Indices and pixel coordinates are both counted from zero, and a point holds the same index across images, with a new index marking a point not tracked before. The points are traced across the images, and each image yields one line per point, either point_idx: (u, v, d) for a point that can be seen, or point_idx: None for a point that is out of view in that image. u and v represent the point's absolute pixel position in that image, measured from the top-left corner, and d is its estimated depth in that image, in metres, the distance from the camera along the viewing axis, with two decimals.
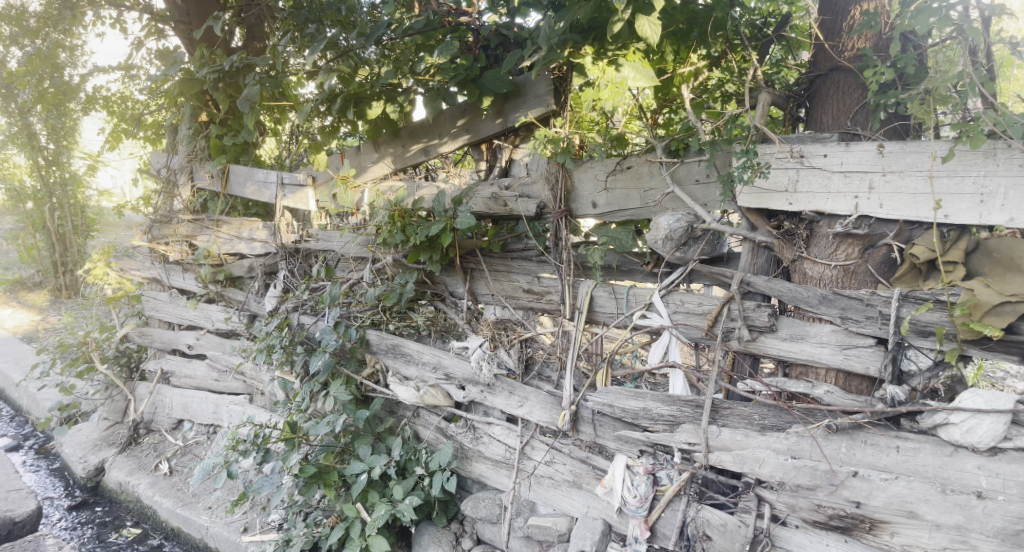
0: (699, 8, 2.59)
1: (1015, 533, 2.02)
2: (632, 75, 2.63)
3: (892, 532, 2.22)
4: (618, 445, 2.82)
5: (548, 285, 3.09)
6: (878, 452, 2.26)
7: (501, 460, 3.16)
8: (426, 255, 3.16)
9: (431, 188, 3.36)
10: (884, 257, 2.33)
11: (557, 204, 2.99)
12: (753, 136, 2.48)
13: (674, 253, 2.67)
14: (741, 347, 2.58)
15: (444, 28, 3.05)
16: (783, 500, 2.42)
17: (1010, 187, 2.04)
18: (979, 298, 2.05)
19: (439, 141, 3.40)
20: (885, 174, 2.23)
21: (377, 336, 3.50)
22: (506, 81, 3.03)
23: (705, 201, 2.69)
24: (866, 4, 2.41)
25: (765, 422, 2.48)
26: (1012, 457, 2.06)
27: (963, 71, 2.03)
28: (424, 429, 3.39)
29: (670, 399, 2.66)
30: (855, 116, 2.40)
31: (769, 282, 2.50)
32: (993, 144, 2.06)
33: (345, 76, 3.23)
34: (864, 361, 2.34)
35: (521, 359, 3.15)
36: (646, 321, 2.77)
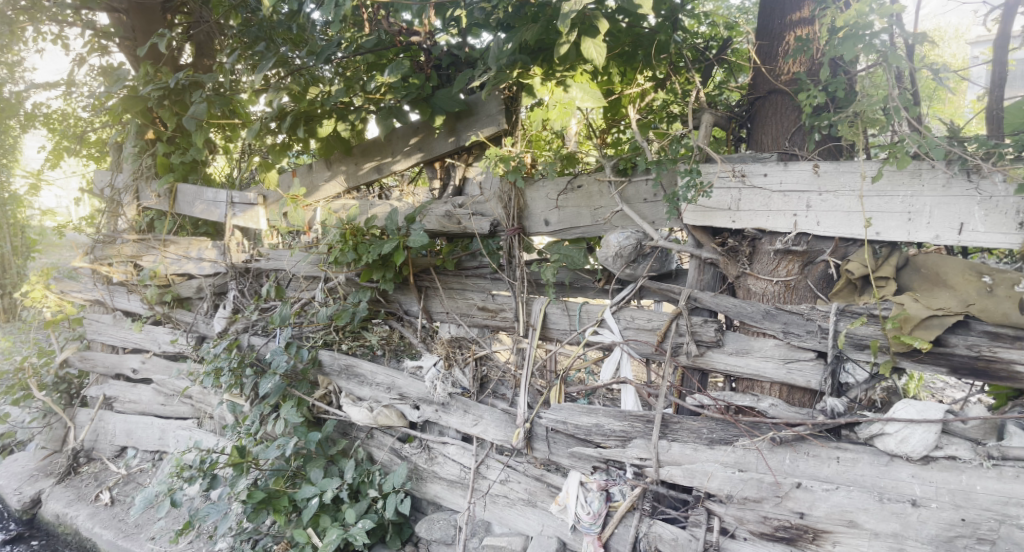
0: (644, 30, 2.67)
1: (948, 539, 2.09)
2: (580, 96, 2.70)
3: (834, 542, 2.28)
4: (571, 462, 2.84)
5: (502, 302, 3.10)
6: (820, 463, 2.32)
7: (455, 480, 3.13)
8: (378, 274, 3.11)
9: (384, 206, 3.35)
10: (822, 273, 2.42)
11: (510, 221, 3.00)
12: (696, 156, 2.55)
13: (624, 269, 2.72)
14: (689, 362, 2.63)
15: (396, 47, 3.04)
16: (731, 513, 2.46)
17: (935, 206, 2.13)
18: (909, 312, 2.12)
19: (391, 159, 3.39)
20: (821, 193, 2.31)
21: (330, 357, 3.45)
22: (457, 101, 3.04)
23: (653, 219, 2.74)
24: (799, 29, 2.49)
25: (713, 435, 2.52)
26: (943, 465, 2.13)
27: (889, 95, 2.13)
28: (378, 450, 3.35)
29: (621, 415, 2.69)
30: (793, 137, 2.48)
31: (716, 298, 2.55)
32: (919, 164, 2.15)
33: (295, 93, 3.17)
34: (806, 375, 2.41)
35: (476, 378, 3.15)
36: (598, 337, 2.81)
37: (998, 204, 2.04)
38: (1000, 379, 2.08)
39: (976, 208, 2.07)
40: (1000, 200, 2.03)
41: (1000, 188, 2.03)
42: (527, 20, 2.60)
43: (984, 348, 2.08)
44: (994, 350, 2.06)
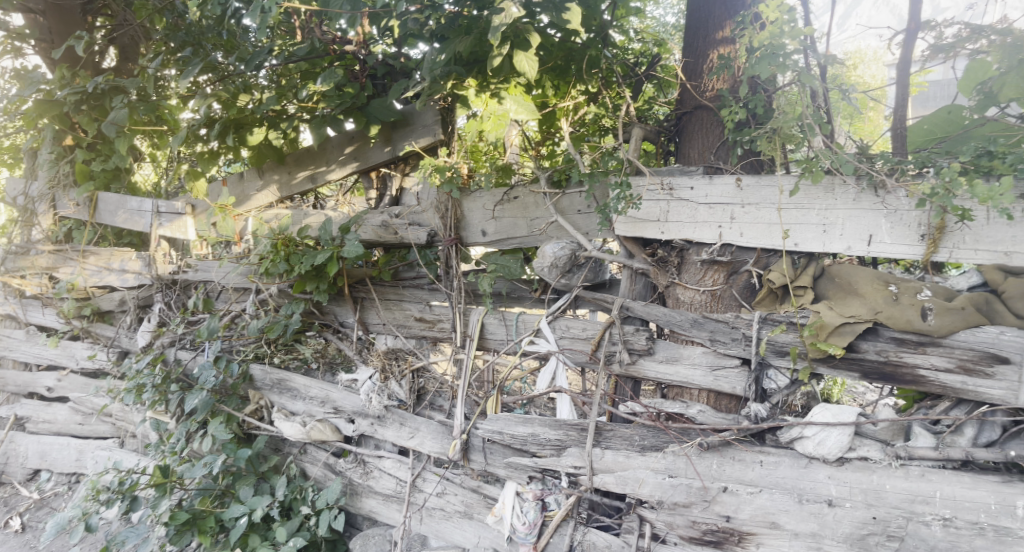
0: (576, 44, 2.73)
1: (861, 537, 2.19)
2: (514, 108, 2.71)
3: (758, 543, 2.35)
4: (508, 472, 2.82)
5: (439, 313, 3.09)
6: (745, 467, 2.39)
7: (391, 494, 3.09)
8: (312, 285, 3.06)
9: (318, 216, 3.29)
10: (746, 283, 2.50)
11: (447, 232, 3.00)
12: (627, 169, 2.61)
13: (559, 279, 2.75)
14: (622, 370, 2.67)
15: (330, 55, 2.97)
16: (662, 519, 2.51)
17: (847, 218, 2.23)
18: (824, 319, 2.21)
19: (326, 168, 3.34)
20: (743, 206, 2.40)
21: (262, 371, 3.37)
22: (393, 111, 3.03)
23: (586, 230, 2.79)
24: (721, 48, 2.58)
25: (645, 442, 2.56)
26: (856, 466, 2.23)
27: (804, 113, 2.23)
28: (311, 466, 3.27)
29: (556, 424, 2.71)
30: (717, 151, 2.57)
31: (647, 307, 2.61)
32: (832, 180, 2.25)
33: (224, 100, 3.05)
34: (731, 382, 2.48)
35: (413, 390, 3.11)
36: (534, 347, 2.82)
37: (902, 217, 2.14)
38: (906, 383, 2.18)
39: (883, 220, 2.18)
40: (904, 213, 2.14)
41: (904, 202, 2.14)
42: (460, 30, 2.58)
43: (891, 352, 2.18)
44: (901, 355, 2.17)
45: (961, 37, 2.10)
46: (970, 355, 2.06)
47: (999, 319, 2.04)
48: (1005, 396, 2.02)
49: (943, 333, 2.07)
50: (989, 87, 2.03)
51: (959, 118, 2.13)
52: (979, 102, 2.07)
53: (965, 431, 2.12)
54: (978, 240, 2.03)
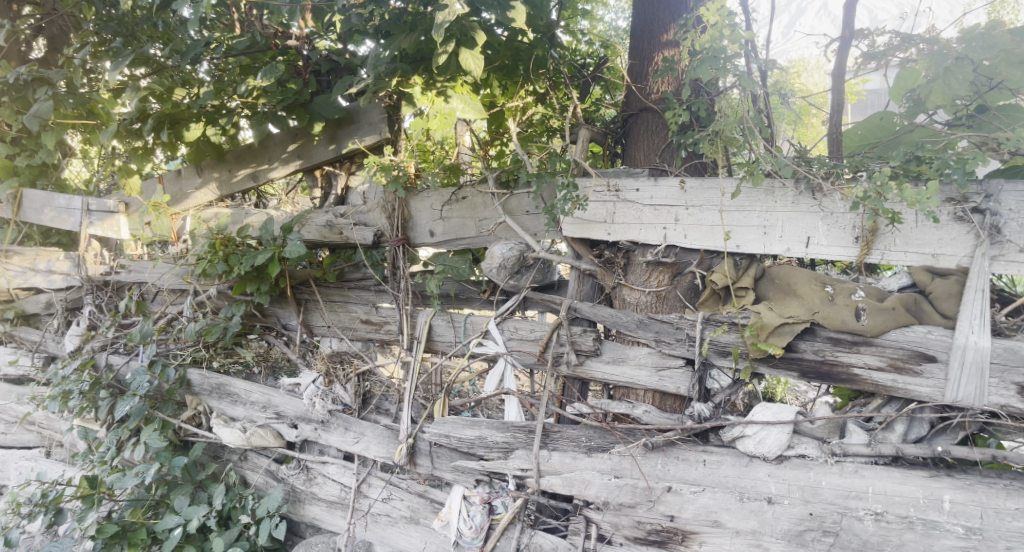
0: (523, 44, 2.72)
1: (799, 533, 2.22)
2: (461, 107, 2.57)
3: (701, 542, 2.36)
4: (455, 476, 2.78)
5: (386, 315, 3.03)
6: (689, 466, 2.41)
7: (335, 500, 3.02)
8: (252, 287, 2.97)
9: (260, 215, 3.21)
10: (690, 284, 2.52)
11: (394, 232, 2.94)
12: (573, 170, 2.60)
13: (508, 280, 2.73)
14: (569, 371, 2.67)
15: (271, 50, 2.87)
16: (607, 520, 2.51)
17: (786, 221, 2.27)
18: (764, 320, 2.24)
19: (268, 166, 3.25)
20: (688, 208, 2.42)
21: (200, 376, 3.29)
22: (337, 108, 2.95)
23: (534, 231, 2.78)
24: (666, 51, 2.60)
25: (591, 443, 2.56)
26: (794, 463, 2.27)
27: (745, 117, 2.26)
28: (252, 473, 3.19)
29: (504, 426, 2.69)
30: (662, 153, 2.58)
31: (594, 308, 2.61)
32: (772, 183, 2.28)
33: (158, 94, 2.92)
34: (676, 382, 2.50)
35: (359, 394, 3.04)
36: (482, 349, 2.80)
37: (838, 219, 2.19)
38: (842, 382, 2.22)
39: (820, 222, 2.22)
40: (839, 216, 2.19)
41: (840, 205, 2.19)
42: (405, 27, 2.51)
43: (828, 352, 2.23)
44: (837, 354, 2.21)
45: (892, 45, 2.15)
46: (901, 354, 2.12)
47: (927, 320, 2.11)
48: (932, 393, 2.09)
49: (876, 332, 2.13)
50: (917, 94, 2.12)
51: (890, 124, 2.20)
52: (909, 108, 2.16)
53: (895, 428, 2.17)
54: (907, 242, 2.10)
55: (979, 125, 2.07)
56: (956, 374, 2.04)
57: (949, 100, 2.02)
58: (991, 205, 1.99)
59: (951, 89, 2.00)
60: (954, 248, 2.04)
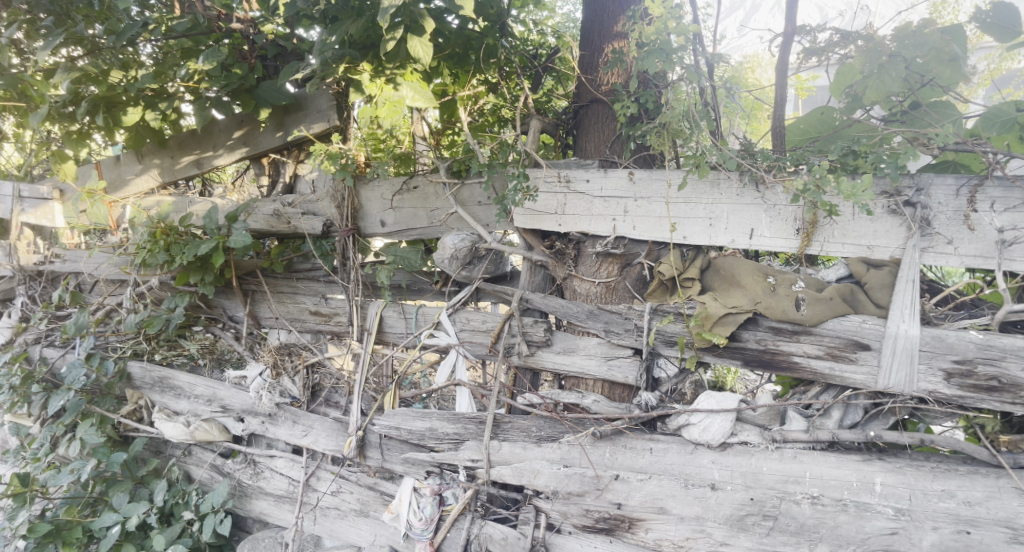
0: (474, 32, 2.66)
1: (740, 518, 2.28)
2: (410, 95, 2.53)
3: (647, 528, 2.40)
4: (405, 468, 2.76)
5: (336, 306, 2.99)
6: (636, 455, 2.44)
7: (283, 494, 2.98)
8: (196, 277, 2.88)
9: (204, 204, 3.14)
10: (638, 275, 2.56)
11: (343, 222, 2.90)
12: (524, 161, 2.59)
13: (460, 271, 2.72)
14: (521, 362, 2.67)
15: (214, 33, 2.73)
16: (557, 509, 2.52)
17: (731, 213, 2.31)
18: (709, 310, 2.28)
19: (213, 153, 3.15)
20: (636, 199, 2.44)
21: (141, 369, 3.18)
22: (284, 94, 2.87)
23: (487, 221, 2.76)
24: (616, 42, 2.60)
25: (541, 433, 2.57)
26: (737, 450, 2.32)
27: (691, 110, 2.28)
28: (196, 468, 3.12)
29: (455, 418, 2.67)
30: (612, 145, 2.60)
31: (545, 299, 2.61)
32: (718, 174, 2.32)
33: (92, 75, 2.79)
34: (624, 371, 2.54)
35: (307, 386, 2.99)
36: (434, 340, 2.78)
37: (780, 212, 2.24)
38: (782, 370, 2.27)
39: (763, 214, 2.27)
40: (782, 208, 2.24)
41: (782, 198, 2.24)
42: (352, 13, 2.45)
43: (770, 342, 2.27)
44: (778, 344, 2.26)
45: (832, 42, 2.20)
46: (838, 342, 2.18)
47: (862, 309, 2.16)
48: (866, 380, 2.15)
49: (813, 322, 2.18)
50: (855, 89, 2.18)
51: (831, 119, 2.26)
52: (848, 103, 2.21)
53: (832, 414, 2.24)
54: (845, 234, 2.16)
55: (912, 120, 2.14)
56: (889, 360, 2.10)
57: (883, 95, 2.11)
58: (921, 198, 2.06)
59: (885, 84, 2.09)
60: (888, 239, 2.11)
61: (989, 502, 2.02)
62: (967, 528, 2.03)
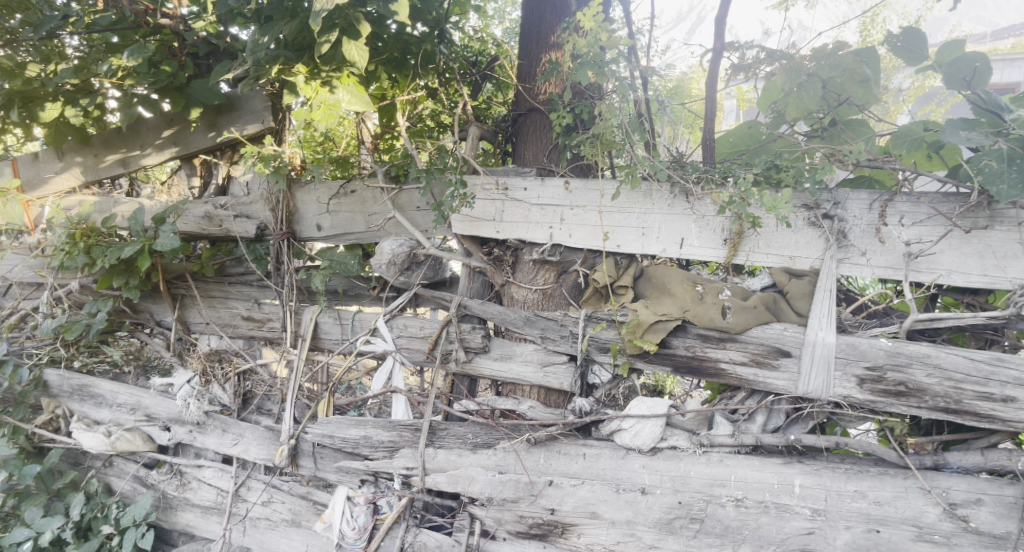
0: (413, 37, 2.65)
1: (668, 521, 2.33)
2: (346, 99, 2.47)
3: (579, 533, 2.43)
4: (338, 477, 2.72)
5: (269, 312, 2.92)
6: (570, 460, 2.46)
7: (210, 506, 2.89)
8: (120, 281, 2.77)
9: (131, 204, 3.04)
10: (574, 282, 2.59)
11: (278, 225, 2.85)
12: (462, 167, 2.60)
13: (398, 277, 2.69)
14: (458, 368, 2.66)
15: (142, 28, 2.66)
16: (491, 515, 2.52)
17: (663, 223, 2.36)
18: (640, 317, 2.32)
19: (140, 152, 3.04)
20: (572, 208, 2.47)
21: (59, 377, 3.06)
22: (216, 94, 2.80)
23: (425, 227, 2.75)
24: (553, 53, 2.64)
25: (477, 440, 2.56)
26: (666, 455, 2.37)
27: (620, 120, 2.33)
28: (117, 480, 3.01)
29: (390, 425, 2.64)
30: (550, 154, 2.63)
31: (483, 305, 2.61)
32: (649, 186, 2.37)
33: (6, 68, 2.67)
34: (559, 377, 2.55)
35: (238, 394, 2.91)
36: (370, 347, 2.73)
37: (709, 222, 2.30)
38: (710, 376, 2.33)
39: (693, 225, 2.33)
40: (710, 219, 2.30)
41: (710, 209, 2.30)
42: (286, 14, 2.40)
43: (698, 348, 2.33)
44: (705, 350, 2.32)
45: (759, 59, 2.28)
46: (762, 349, 2.25)
47: (784, 317, 2.24)
48: (788, 386, 2.23)
49: (740, 329, 2.25)
50: (779, 106, 2.29)
51: (757, 133, 2.34)
52: (773, 119, 2.32)
53: (757, 419, 2.30)
54: (769, 245, 2.25)
55: (831, 137, 2.24)
56: (808, 367, 2.18)
57: (803, 113, 2.23)
58: (839, 211, 2.16)
59: (804, 102, 2.21)
60: (808, 250, 2.21)
61: (897, 502, 2.12)
62: (877, 527, 2.13)
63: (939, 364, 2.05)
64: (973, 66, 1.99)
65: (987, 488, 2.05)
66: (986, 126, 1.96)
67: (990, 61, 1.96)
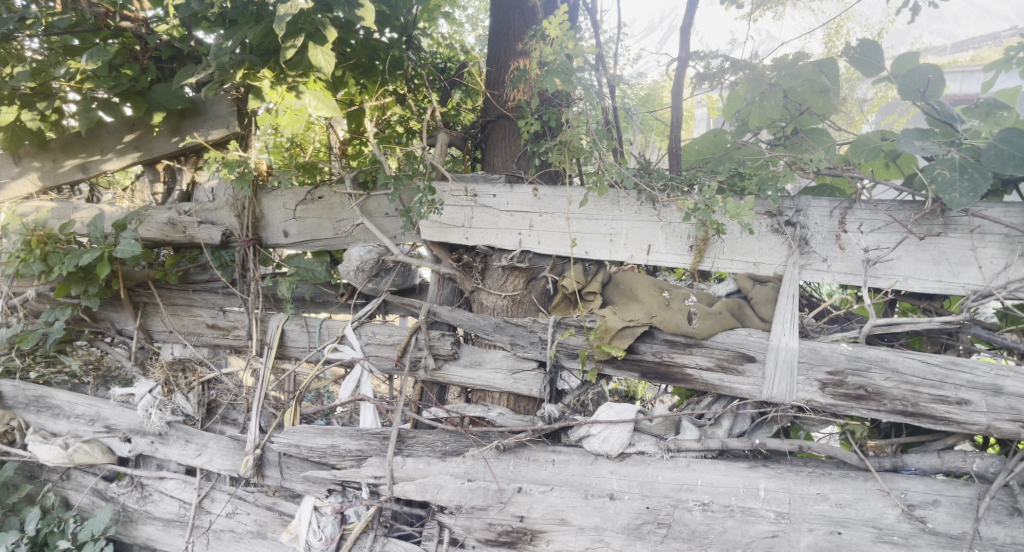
0: (381, 42, 2.65)
1: (636, 526, 2.34)
2: (313, 103, 2.43)
3: (548, 540, 2.42)
4: (305, 486, 2.68)
5: (234, 319, 2.87)
6: (538, 467, 2.46)
7: (173, 518, 2.82)
8: (77, 289, 2.69)
9: (91, 210, 2.98)
10: (543, 289, 2.59)
11: (244, 232, 2.81)
12: (431, 173, 2.58)
13: (366, 284, 2.66)
14: (427, 376, 2.64)
15: (102, 31, 2.61)
16: (460, 523, 2.50)
17: (630, 229, 2.38)
18: (608, 323, 2.32)
19: (100, 157, 2.97)
20: (541, 214, 2.48)
21: (14, 388, 3.01)
22: (179, 97, 2.75)
23: (394, 233, 2.73)
24: (521, 60, 2.65)
25: (446, 448, 2.54)
26: (634, 460, 2.38)
27: (587, 127, 2.36)
28: (75, 493, 2.94)
29: (358, 434, 2.61)
30: (519, 161, 2.62)
31: (452, 312, 2.59)
32: (617, 193, 2.39)
33: None
34: (529, 384, 2.54)
35: (202, 403, 2.86)
36: (338, 354, 2.69)
37: (675, 229, 2.33)
38: (676, 381, 2.35)
39: (659, 231, 2.35)
40: (676, 226, 2.33)
41: (676, 216, 2.32)
42: (251, 18, 2.38)
43: (664, 354, 2.35)
44: (672, 356, 2.34)
45: (723, 68, 2.32)
46: (726, 354, 2.28)
47: (748, 322, 2.27)
48: (752, 390, 2.26)
49: (705, 335, 2.26)
50: (742, 114, 2.34)
51: (722, 141, 2.37)
52: (738, 127, 2.36)
53: (723, 423, 2.33)
54: (733, 251, 2.27)
55: (793, 145, 2.29)
56: (771, 372, 2.21)
57: (766, 121, 2.29)
58: (800, 218, 2.20)
59: (766, 111, 2.27)
60: (772, 257, 2.24)
61: (858, 504, 2.16)
62: (838, 529, 2.16)
63: (896, 368, 2.10)
64: (926, 78, 2.05)
65: (943, 489, 2.10)
66: (940, 136, 2.02)
67: (942, 73, 2.02)
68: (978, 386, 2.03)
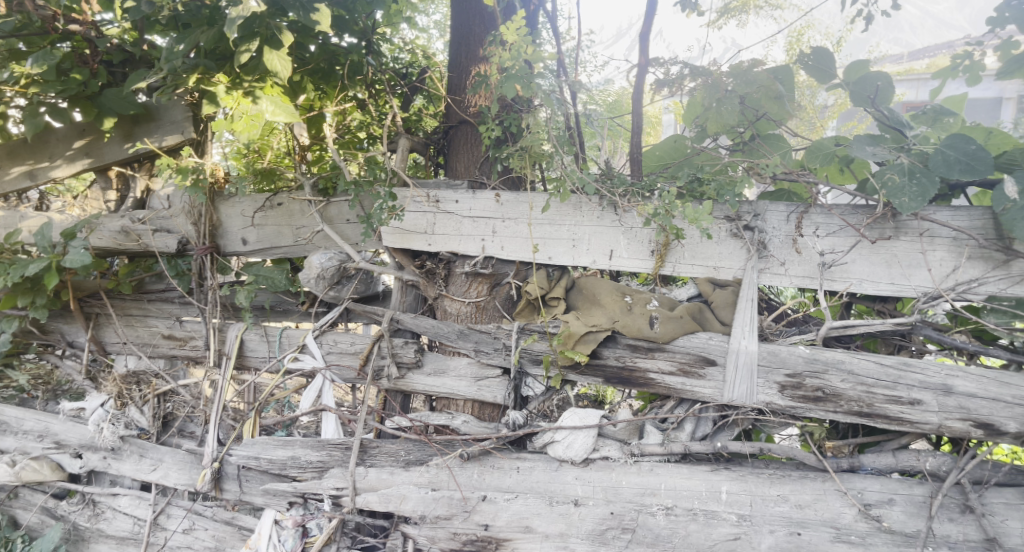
0: (340, 47, 2.58)
1: (601, 532, 2.31)
2: (270, 109, 2.39)
3: (514, 548, 2.38)
4: (265, 500, 2.61)
5: (191, 330, 2.79)
6: (503, 475, 2.44)
7: (126, 536, 2.74)
8: (24, 300, 2.59)
9: (40, 219, 2.90)
10: (507, 294, 2.57)
11: (201, 240, 2.75)
12: (391, 179, 2.56)
13: (328, 292, 2.62)
14: (390, 385, 2.62)
15: (50, 34, 2.51)
16: (424, 534, 2.44)
17: (592, 234, 2.38)
18: (572, 328, 2.31)
19: (49, 164, 2.88)
20: (503, 220, 2.46)
21: None
22: (131, 103, 2.67)
23: (355, 240, 2.68)
24: (481, 65, 2.64)
25: (409, 457, 2.52)
26: (599, 465, 2.38)
27: (549, 133, 2.36)
28: (24, 512, 2.86)
29: (319, 445, 2.56)
30: (481, 166, 2.63)
31: (415, 319, 2.57)
32: (579, 198, 2.38)
33: None
34: (493, 391, 2.53)
35: (158, 416, 2.80)
36: (298, 364, 2.63)
37: (637, 234, 2.33)
38: (639, 386, 2.35)
39: (621, 237, 2.35)
40: (638, 231, 2.33)
41: (637, 221, 2.33)
42: (203, 22, 2.34)
43: (627, 359, 2.35)
44: (635, 360, 2.34)
45: (682, 74, 2.35)
46: (688, 358, 2.29)
47: (709, 326, 2.30)
48: (714, 394, 2.27)
49: (666, 339, 2.28)
50: (700, 121, 2.38)
51: (682, 146, 2.40)
52: (698, 133, 2.40)
53: (685, 427, 2.34)
54: (693, 256, 2.29)
55: (750, 150, 2.32)
56: (733, 374, 2.21)
57: (723, 127, 2.31)
58: (758, 223, 2.22)
59: (723, 117, 2.29)
60: (731, 261, 2.26)
61: (816, 504, 2.19)
62: (797, 530, 2.17)
63: (852, 370, 2.13)
64: (876, 85, 2.11)
65: (898, 488, 2.14)
66: (890, 142, 2.06)
67: (891, 80, 2.09)
68: (930, 386, 2.07)
